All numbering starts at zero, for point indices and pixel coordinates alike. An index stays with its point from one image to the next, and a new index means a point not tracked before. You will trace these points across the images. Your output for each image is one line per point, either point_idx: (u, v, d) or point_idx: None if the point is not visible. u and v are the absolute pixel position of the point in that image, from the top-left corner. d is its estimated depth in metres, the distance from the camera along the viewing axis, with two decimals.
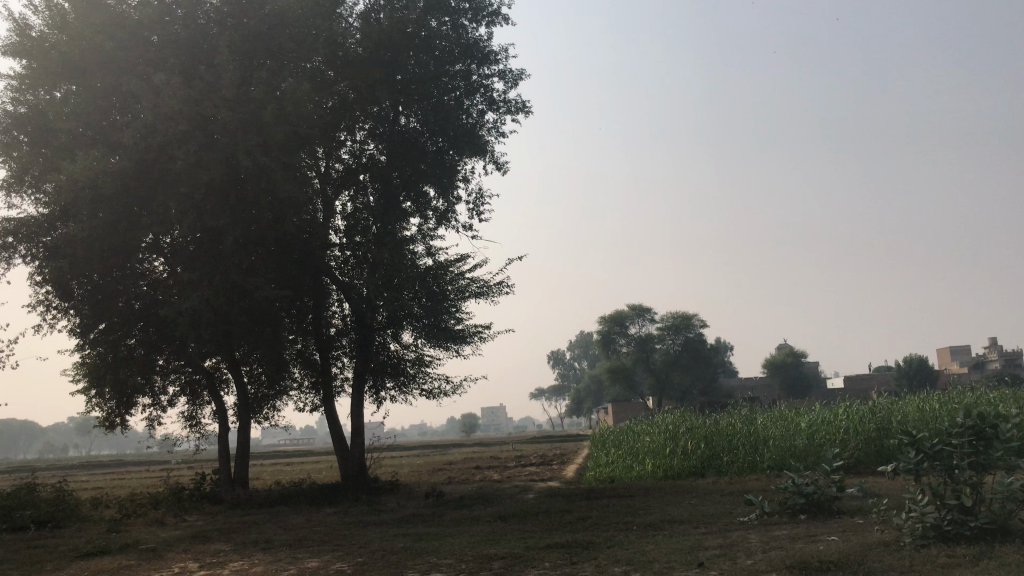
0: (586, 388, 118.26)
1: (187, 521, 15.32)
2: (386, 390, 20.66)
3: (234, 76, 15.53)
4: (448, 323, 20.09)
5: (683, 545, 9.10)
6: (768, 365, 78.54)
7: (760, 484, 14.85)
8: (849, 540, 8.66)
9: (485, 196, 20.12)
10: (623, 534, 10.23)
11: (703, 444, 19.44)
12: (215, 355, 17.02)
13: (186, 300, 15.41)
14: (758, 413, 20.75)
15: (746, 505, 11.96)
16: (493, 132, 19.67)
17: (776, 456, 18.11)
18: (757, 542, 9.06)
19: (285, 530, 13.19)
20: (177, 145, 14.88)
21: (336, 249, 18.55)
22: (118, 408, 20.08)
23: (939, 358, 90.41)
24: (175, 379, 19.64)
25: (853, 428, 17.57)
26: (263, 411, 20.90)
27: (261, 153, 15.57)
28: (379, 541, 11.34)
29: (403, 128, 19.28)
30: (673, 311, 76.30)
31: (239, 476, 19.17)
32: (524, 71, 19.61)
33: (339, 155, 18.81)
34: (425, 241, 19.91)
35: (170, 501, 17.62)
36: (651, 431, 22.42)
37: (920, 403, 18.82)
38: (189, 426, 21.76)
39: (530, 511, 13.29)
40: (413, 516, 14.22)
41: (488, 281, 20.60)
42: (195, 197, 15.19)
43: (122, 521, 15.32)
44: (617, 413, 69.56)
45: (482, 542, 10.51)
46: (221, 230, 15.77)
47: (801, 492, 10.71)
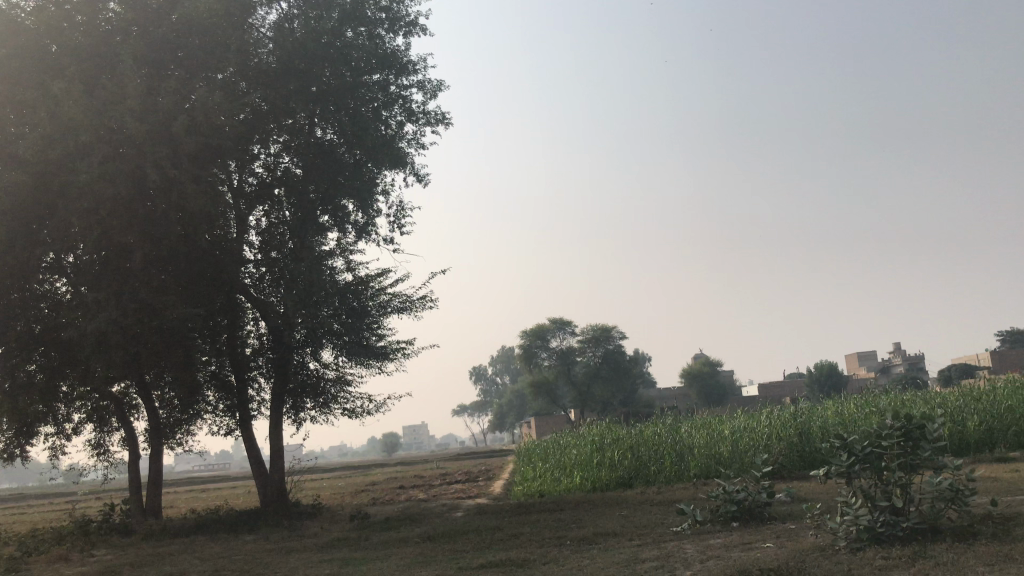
0: (509, 402, 118.06)
1: (94, 555, 14.43)
2: (306, 410, 20.02)
3: (140, 85, 14.87)
4: (370, 339, 19.60)
5: (620, 559, 8.92)
6: (687, 374, 79.89)
7: (688, 493, 14.85)
8: (784, 546, 8.61)
9: (406, 209, 19.74)
10: (558, 550, 10.01)
11: (630, 454, 19.43)
12: (123, 379, 16.20)
13: (90, 321, 14.61)
14: (682, 422, 20.87)
15: (678, 515, 11.90)
16: (412, 144, 19.33)
17: (702, 464, 18.22)
18: (694, 552, 8.95)
19: (200, 561, 12.49)
20: (78, 158, 14.14)
21: (251, 266, 17.86)
22: (18, 438, 18.95)
23: (849, 364, 93.35)
24: (81, 405, 18.65)
25: (776, 434, 17.82)
26: (176, 437, 20.02)
27: (170, 165, 14.93)
28: (303, 568, 10.84)
29: (319, 140, 18.71)
30: (593, 324, 76.79)
31: (152, 505, 18.26)
32: (443, 82, 19.35)
33: (252, 169, 18.15)
34: (345, 256, 19.40)
35: (76, 535, 16.62)
36: (577, 443, 22.33)
37: (838, 407, 19.19)
38: (97, 455, 20.69)
39: (459, 530, 12.96)
40: (338, 540, 13.70)
41: (410, 295, 20.19)
42: (99, 212, 14.44)
43: (23, 558, 14.34)
44: (540, 426, 69.48)
45: (411, 564, 10.11)
46: (128, 247, 15.03)
47: (733, 499, 10.71)
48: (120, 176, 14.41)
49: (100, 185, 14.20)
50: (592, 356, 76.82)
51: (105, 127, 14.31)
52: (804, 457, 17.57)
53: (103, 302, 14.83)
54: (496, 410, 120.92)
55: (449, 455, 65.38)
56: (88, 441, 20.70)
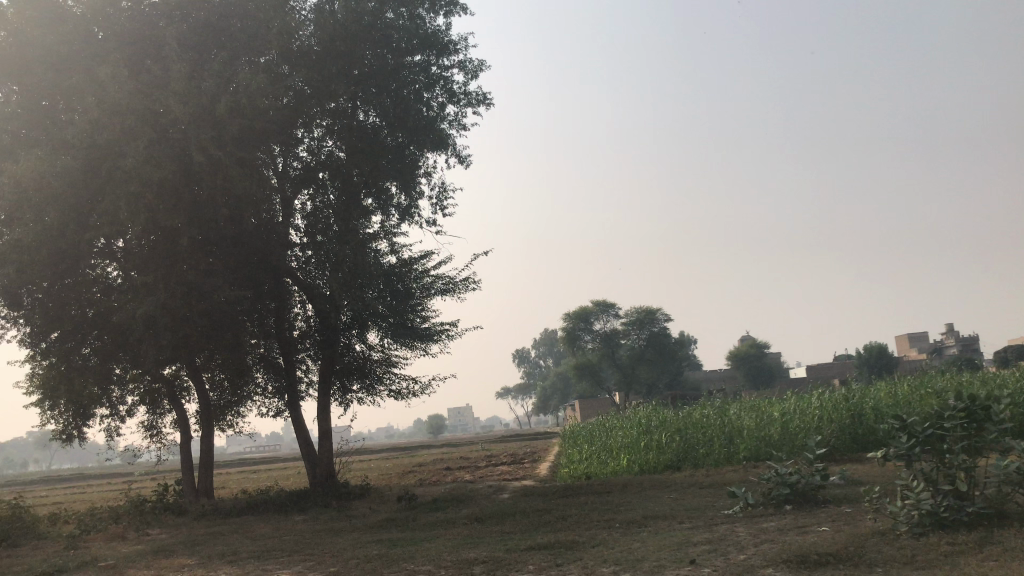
0: (553, 384, 118.10)
1: (149, 534, 14.69)
2: (352, 392, 20.12)
3: (184, 69, 14.94)
4: (415, 321, 19.62)
5: (671, 542, 8.77)
6: (733, 356, 79.03)
7: (739, 476, 14.63)
8: (841, 531, 8.39)
9: (449, 190, 19.66)
10: (607, 533, 9.89)
11: (678, 436, 19.22)
12: (175, 362, 16.42)
13: (141, 304, 14.81)
14: (730, 403, 20.58)
15: (728, 497, 11.71)
16: (454, 125, 19.22)
17: (752, 446, 17.94)
18: (747, 535, 8.76)
19: (252, 541, 12.63)
20: (126, 142, 14.27)
21: (296, 249, 17.98)
22: (74, 420, 19.36)
23: (900, 346, 91.49)
24: (134, 388, 18.98)
25: (828, 416, 17.48)
26: (226, 418, 20.29)
27: (216, 148, 15.01)
28: (352, 548, 10.87)
29: (361, 123, 18.72)
30: (637, 306, 76.27)
31: (204, 486, 18.55)
32: (484, 62, 19.17)
33: (296, 153, 18.23)
34: (388, 239, 19.41)
35: (131, 515, 16.93)
36: (623, 425, 22.19)
37: (892, 388, 18.75)
38: (149, 437, 21.05)
39: (506, 512, 12.90)
40: (386, 520, 13.75)
41: (454, 277, 20.15)
42: (147, 196, 14.58)
43: (81, 537, 14.64)
44: (584, 409, 69.39)
45: (459, 545, 10.08)
46: (177, 231, 15.17)
47: (786, 482, 10.49)
48: (167, 159, 14.52)
49: (148, 169, 14.32)
50: (636, 338, 76.32)
51: (152, 111, 14.43)
52: (857, 439, 17.21)
53: (153, 285, 15.01)
54: (541, 392, 120.97)
55: (495, 437, 65.60)
56: (141, 423, 21.07)
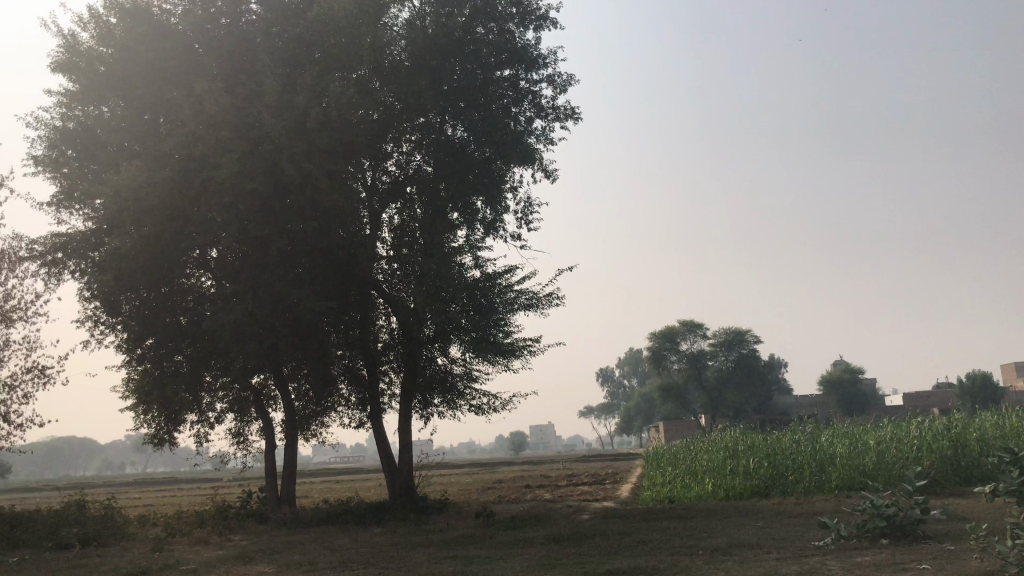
0: (637, 405, 116.59)
1: (232, 540, 14.91)
2: (433, 406, 20.11)
3: (278, 83, 15.27)
4: (497, 336, 19.51)
5: (757, 573, 8.32)
6: (824, 381, 76.49)
7: (831, 506, 13.94)
8: (944, 570, 7.81)
9: (535, 205, 19.54)
10: (689, 561, 9.48)
11: (766, 461, 18.53)
12: (261, 370, 16.69)
13: (230, 312, 15.11)
14: (822, 430, 19.75)
15: (820, 529, 11.11)
16: (541, 139, 19.11)
17: (844, 475, 17.15)
18: (840, 571, 8.24)
19: (330, 552, 12.65)
20: (221, 154, 14.64)
21: (382, 261, 18.13)
22: (166, 425, 19.91)
23: (1005, 375, 86.95)
24: (223, 396, 19.41)
25: (928, 446, 16.57)
26: (310, 428, 20.54)
27: (306, 160, 15.25)
28: (427, 563, 10.73)
29: (449, 137, 18.82)
30: (725, 327, 74.66)
31: (287, 494, 18.79)
32: (573, 76, 19.02)
33: (385, 167, 18.50)
34: (473, 253, 19.39)
35: (216, 520, 17.25)
36: (709, 448, 21.55)
37: (998, 419, 17.66)
38: (237, 444, 21.49)
39: (585, 533, 12.58)
40: (463, 537, 13.60)
41: (537, 292, 19.98)
42: (239, 206, 14.90)
43: (167, 539, 14.96)
44: (668, 431, 68.14)
45: (536, 566, 9.83)
46: (267, 241, 15.46)
47: (882, 515, 9.88)
48: (258, 170, 14.81)
49: (240, 181, 14.63)
50: (723, 360, 74.66)
51: (245, 124, 14.77)
52: (959, 472, 16.29)
53: (243, 294, 15.31)
54: (624, 412, 119.48)
55: (577, 456, 65.00)
56: (229, 430, 21.55)
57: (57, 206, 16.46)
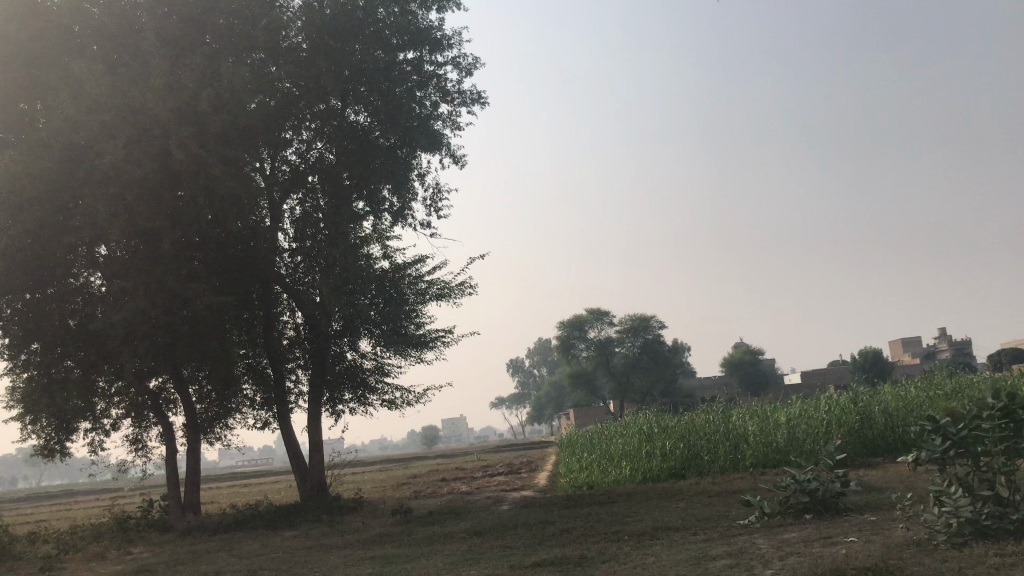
0: (547, 394, 117.37)
1: (132, 554, 13.99)
2: (343, 402, 19.42)
3: (166, 64, 14.35)
4: (408, 327, 18.97)
5: (688, 556, 8.14)
6: (727, 363, 78.63)
7: (749, 484, 14.01)
8: (871, 541, 7.80)
9: (443, 191, 19.06)
10: (616, 547, 9.26)
11: (681, 443, 18.62)
12: (157, 372, 15.74)
13: (120, 310, 14.18)
14: (733, 408, 20.01)
15: (742, 507, 11.09)
16: (448, 123, 18.64)
17: (758, 453, 17.34)
18: (770, 549, 8.12)
19: (239, 560, 11.97)
20: (104, 140, 13.66)
21: (285, 254, 17.36)
22: (57, 435, 18.66)
23: (893, 351, 91.05)
24: (119, 401, 18.27)
25: (836, 420, 16.94)
26: (214, 431, 19.59)
27: (197, 145, 14.42)
28: (344, 567, 10.17)
29: (352, 123, 18.18)
30: (632, 314, 75.81)
31: (191, 501, 17.83)
32: (479, 58, 18.59)
33: (284, 156, 17.72)
34: (381, 243, 18.79)
35: (114, 533, 16.21)
36: (623, 433, 21.60)
37: (899, 390, 18.21)
38: (135, 451, 20.33)
39: (508, 525, 12.26)
40: (380, 536, 13.09)
41: (448, 282, 19.52)
42: (126, 197, 13.96)
43: (60, 558, 13.93)
44: (580, 418, 68.72)
45: (461, 562, 9.43)
46: (158, 233, 14.56)
47: (804, 490, 9.91)
48: (146, 158, 13.88)
49: (126, 169, 13.69)
50: (630, 346, 75.83)
51: (131, 109, 13.82)
52: (866, 444, 16.71)
53: (133, 291, 14.38)
54: (535, 402, 120.21)
55: (490, 447, 64.85)
56: (126, 437, 20.35)
57: None
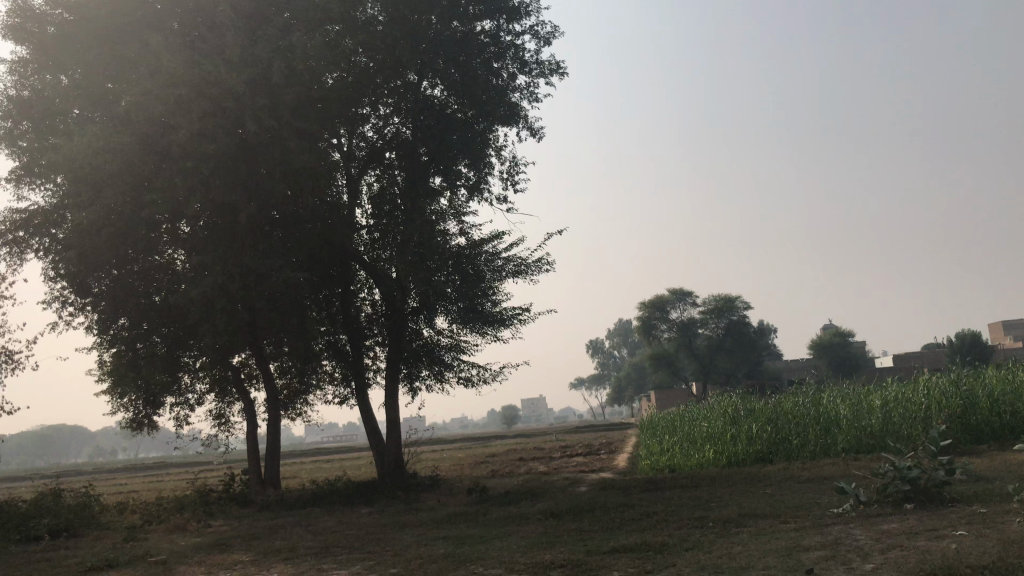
0: (628, 375, 116.29)
1: (211, 526, 14.07)
2: (421, 379, 19.27)
3: (241, 37, 14.26)
4: (485, 305, 18.66)
5: (778, 547, 7.54)
6: (815, 345, 76.25)
7: (841, 470, 13.23)
8: (983, 536, 7.07)
9: (520, 165, 18.63)
10: (700, 534, 8.72)
11: (768, 427, 17.84)
12: (236, 347, 15.83)
13: (199, 285, 14.25)
14: (824, 391, 19.10)
15: (836, 495, 10.41)
16: (525, 96, 18.17)
17: (851, 438, 16.47)
18: (868, 541, 7.46)
19: (313, 536, 11.84)
20: (182, 114, 13.70)
21: (362, 231, 17.23)
22: (145, 408, 19.05)
23: (993, 334, 86.74)
24: (203, 376, 18.53)
25: (936, 404, 15.98)
26: (295, 407, 19.72)
27: (272, 118, 14.36)
28: (417, 546, 9.90)
29: (428, 97, 17.88)
30: (715, 294, 74.22)
31: (271, 476, 17.97)
32: (558, 27, 18.02)
33: (362, 132, 17.58)
34: (457, 218, 18.49)
35: (196, 505, 16.43)
36: (707, 415, 20.91)
37: (1006, 373, 17.03)
38: (219, 425, 20.65)
39: (586, 507, 11.85)
40: (455, 515, 12.81)
41: (526, 258, 19.11)
42: (203, 172, 13.98)
43: (143, 528, 14.13)
44: (661, 400, 67.70)
45: (535, 545, 9.05)
46: (236, 208, 14.58)
47: (906, 478, 9.16)
48: (221, 131, 13.82)
49: (202, 142, 13.66)
50: (714, 327, 74.15)
51: (206, 81, 13.78)
52: (969, 431, 15.64)
53: (212, 266, 14.44)
54: (616, 383, 119.32)
55: (571, 428, 64.43)
56: (210, 412, 20.68)
57: (17, 182, 15.41)
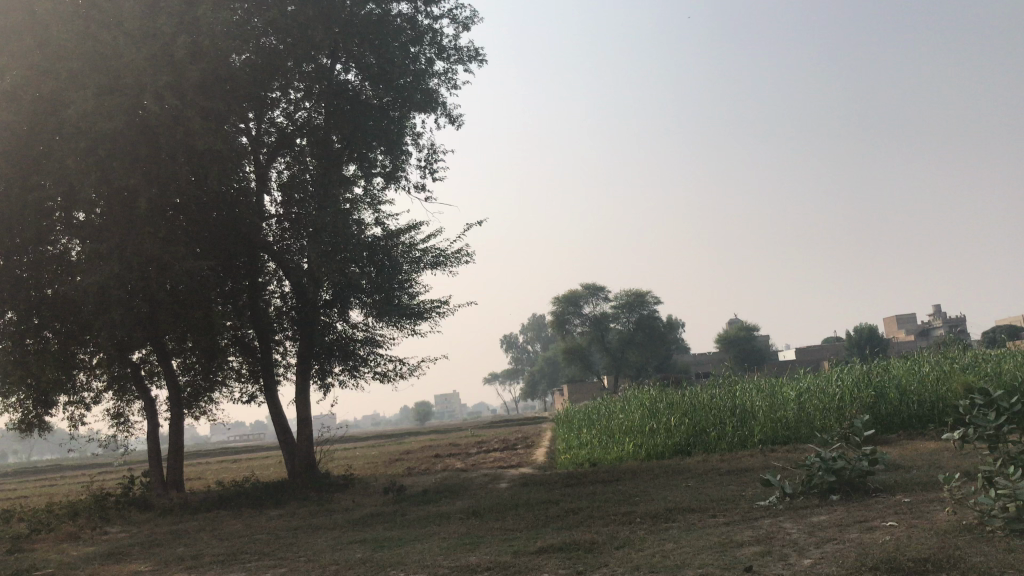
0: (541, 370, 116.92)
1: (106, 534, 13.15)
2: (334, 375, 18.59)
3: (140, 8, 13.36)
4: (401, 297, 18.09)
5: (711, 543, 7.32)
6: (722, 339, 78.05)
7: (762, 462, 13.25)
8: (914, 527, 6.99)
9: (438, 153, 18.14)
10: (629, 531, 8.46)
11: (686, 418, 17.85)
12: (136, 342, 14.86)
13: (95, 275, 13.29)
14: (739, 381, 19.26)
15: (761, 487, 10.33)
16: (443, 82, 17.68)
17: (767, 429, 16.61)
18: (801, 535, 7.30)
19: (218, 542, 11.12)
20: (75, 91, 12.73)
21: (272, 220, 16.46)
22: (36, 408, 17.79)
23: (886, 328, 90.49)
24: (101, 374, 17.41)
25: (849, 395, 16.27)
26: (200, 405, 18.77)
27: (173, 97, 13.50)
28: (332, 551, 9.35)
29: (342, 81, 17.21)
30: (627, 289, 75.12)
31: (174, 478, 17.02)
32: (476, 12, 17.59)
33: (271, 117, 16.79)
34: (372, 208, 17.89)
35: (91, 511, 15.41)
36: (625, 408, 20.88)
37: (912, 362, 17.48)
38: (118, 425, 19.49)
39: (508, 504, 11.50)
40: (371, 516, 12.28)
41: (444, 249, 18.64)
42: (98, 152, 13.02)
43: (30, 538, 13.09)
44: (573, 394, 68.09)
45: (458, 547, 8.63)
46: (135, 192, 13.67)
47: (830, 469, 9.11)
48: (118, 109, 12.91)
49: (96, 121, 12.77)
50: (625, 322, 75.11)
51: (101, 56, 12.87)
52: (880, 421, 15.94)
53: (108, 254, 13.49)
54: (528, 378, 119.88)
55: (486, 423, 64.07)
56: (108, 411, 19.50)
57: None
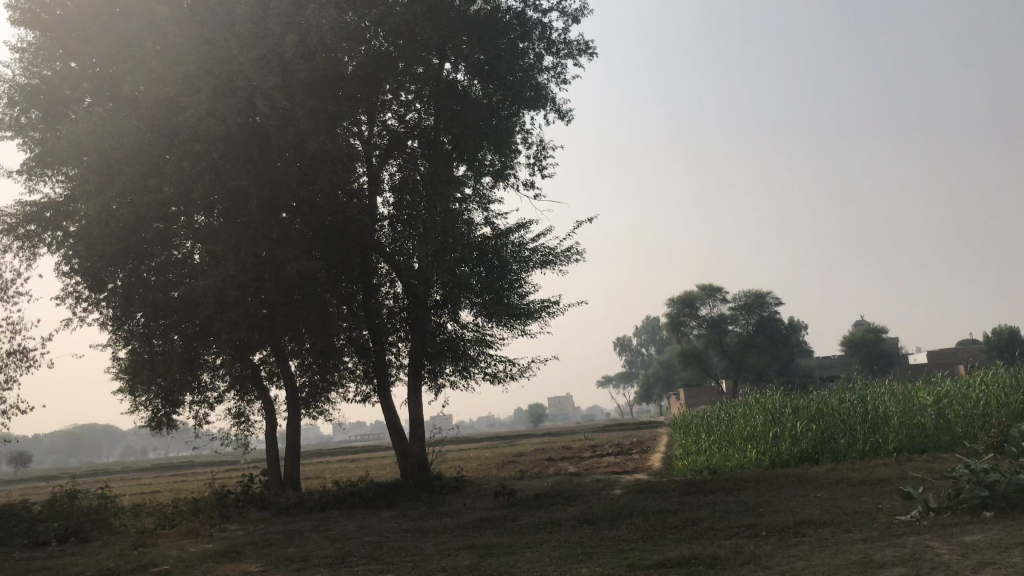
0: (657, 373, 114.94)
1: (224, 532, 13.36)
2: (445, 376, 18.44)
3: (253, 12, 13.55)
4: (512, 297, 17.78)
5: (846, 562, 6.61)
6: (849, 342, 74.57)
7: (899, 473, 12.22)
8: None
9: (548, 150, 17.77)
10: (753, 545, 7.81)
11: (813, 424, 16.76)
12: (253, 342, 15.10)
13: (212, 277, 13.56)
14: (870, 386, 17.99)
15: (901, 501, 9.42)
16: (552, 76, 17.30)
17: (902, 438, 15.35)
18: (952, 557, 6.50)
19: (328, 543, 11.05)
20: (191, 95, 13.01)
21: (383, 222, 16.47)
22: (164, 407, 18.44)
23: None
24: (222, 374, 17.87)
25: (997, 401, 14.88)
26: (317, 405, 18.99)
27: (284, 98, 13.61)
28: (440, 557, 9.07)
29: (452, 80, 17.11)
30: (746, 290, 72.83)
31: (290, 477, 17.23)
32: (586, 3, 17.13)
33: (382, 119, 16.85)
34: (482, 207, 17.67)
35: (213, 508, 15.76)
36: (746, 414, 19.88)
37: None
38: (239, 424, 20.00)
39: (623, 513, 10.98)
40: (481, 521, 11.99)
41: (554, 247, 18.23)
42: (213, 155, 13.26)
43: (154, 533, 13.44)
44: (689, 398, 66.44)
45: (569, 557, 8.19)
46: (250, 195, 13.88)
47: (982, 482, 8.17)
48: (231, 111, 13.11)
49: (211, 124, 12.98)
50: (744, 324, 72.82)
51: (216, 59, 13.11)
52: None
53: (225, 256, 13.75)
54: (644, 381, 118.16)
55: (599, 428, 63.17)
56: (230, 410, 20.02)
57: (29, 174, 14.89)
